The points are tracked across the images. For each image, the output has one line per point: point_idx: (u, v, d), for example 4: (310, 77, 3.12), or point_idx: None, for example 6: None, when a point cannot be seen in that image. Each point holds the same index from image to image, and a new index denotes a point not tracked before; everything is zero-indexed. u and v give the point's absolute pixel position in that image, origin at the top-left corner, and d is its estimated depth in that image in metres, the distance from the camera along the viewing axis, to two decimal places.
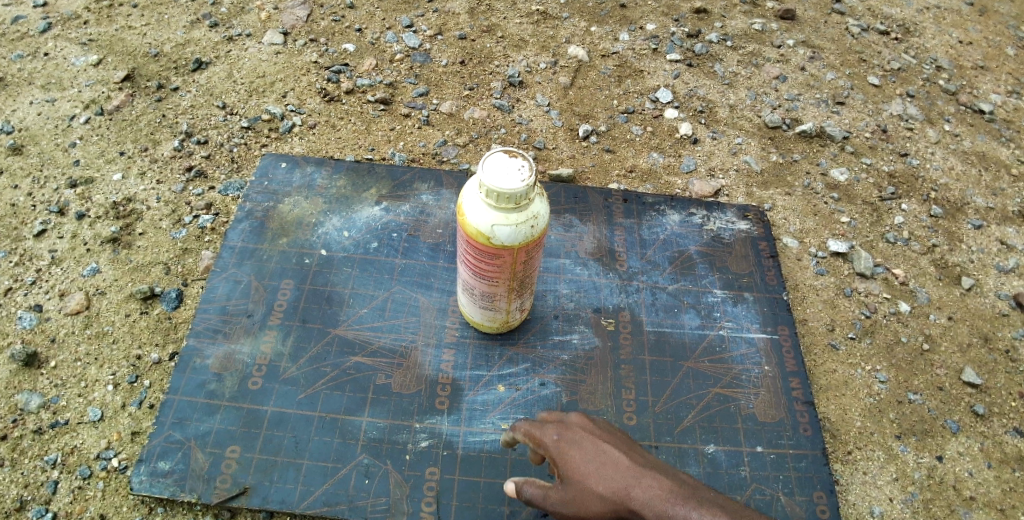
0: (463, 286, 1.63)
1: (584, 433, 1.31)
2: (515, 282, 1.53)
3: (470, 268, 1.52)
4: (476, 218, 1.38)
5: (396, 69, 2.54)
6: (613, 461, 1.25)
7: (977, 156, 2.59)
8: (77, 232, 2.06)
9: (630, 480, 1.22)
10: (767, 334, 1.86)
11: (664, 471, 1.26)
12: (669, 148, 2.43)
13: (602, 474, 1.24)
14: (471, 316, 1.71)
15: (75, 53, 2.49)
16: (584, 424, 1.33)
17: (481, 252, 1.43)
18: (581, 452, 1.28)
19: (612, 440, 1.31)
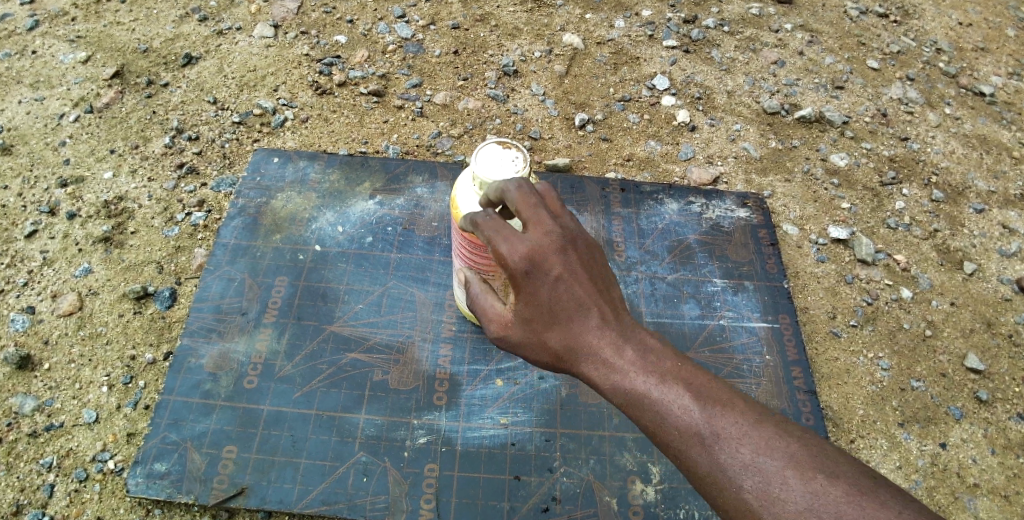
0: (460, 281, 1.61)
1: (555, 270, 1.13)
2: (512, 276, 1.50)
3: (465, 262, 1.48)
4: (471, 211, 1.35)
5: (388, 61, 2.50)
6: (578, 314, 1.14)
7: (978, 139, 2.56)
8: (69, 232, 2.04)
9: (591, 340, 1.13)
10: (768, 323, 1.84)
11: (631, 329, 1.15)
12: (667, 136, 2.40)
13: (562, 327, 1.14)
14: (468, 312, 1.69)
15: (63, 50, 2.45)
16: (557, 254, 1.14)
17: (476, 244, 1.40)
18: (546, 294, 1.13)
19: (585, 280, 1.14)
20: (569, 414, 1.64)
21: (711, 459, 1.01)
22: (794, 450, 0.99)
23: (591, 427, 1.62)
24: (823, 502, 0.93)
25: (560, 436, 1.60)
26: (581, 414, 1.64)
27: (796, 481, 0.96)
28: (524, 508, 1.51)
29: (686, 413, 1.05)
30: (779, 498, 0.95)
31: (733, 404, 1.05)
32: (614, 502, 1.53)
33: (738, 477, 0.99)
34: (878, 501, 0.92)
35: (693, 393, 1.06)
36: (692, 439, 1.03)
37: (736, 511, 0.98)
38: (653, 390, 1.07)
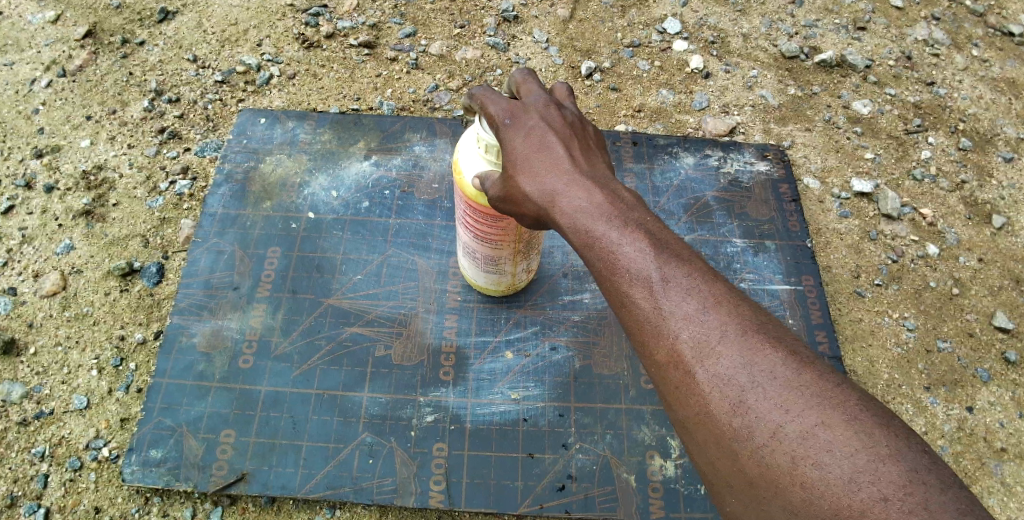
0: (463, 249, 1.50)
1: (528, 117, 1.09)
2: (526, 242, 1.40)
3: (470, 230, 1.38)
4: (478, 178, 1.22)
5: (379, 9, 2.33)
6: (544, 153, 1.04)
7: (1007, 83, 2.41)
8: (47, 207, 1.91)
9: (553, 176, 1.02)
10: (790, 286, 1.74)
11: (600, 175, 1.03)
12: (679, 84, 2.25)
13: (526, 168, 1.04)
14: (474, 280, 1.59)
15: (31, 9, 2.28)
16: (537, 105, 1.10)
17: (482, 213, 1.30)
18: (516, 136, 1.07)
19: (560, 126, 1.08)
20: (583, 387, 1.55)
21: (652, 305, 0.91)
22: (747, 310, 0.89)
23: (607, 400, 1.54)
24: (761, 363, 0.83)
25: (575, 411, 1.52)
26: (596, 387, 1.55)
27: (737, 338, 0.86)
28: (538, 488, 1.44)
29: (639, 257, 0.93)
30: (715, 351, 0.86)
31: (691, 258, 0.95)
32: (633, 479, 1.46)
33: (678, 325, 0.89)
34: (822, 374, 0.82)
35: (651, 239, 0.95)
36: (637, 281, 0.92)
37: (666, 362, 0.89)
38: (606, 229, 0.96)
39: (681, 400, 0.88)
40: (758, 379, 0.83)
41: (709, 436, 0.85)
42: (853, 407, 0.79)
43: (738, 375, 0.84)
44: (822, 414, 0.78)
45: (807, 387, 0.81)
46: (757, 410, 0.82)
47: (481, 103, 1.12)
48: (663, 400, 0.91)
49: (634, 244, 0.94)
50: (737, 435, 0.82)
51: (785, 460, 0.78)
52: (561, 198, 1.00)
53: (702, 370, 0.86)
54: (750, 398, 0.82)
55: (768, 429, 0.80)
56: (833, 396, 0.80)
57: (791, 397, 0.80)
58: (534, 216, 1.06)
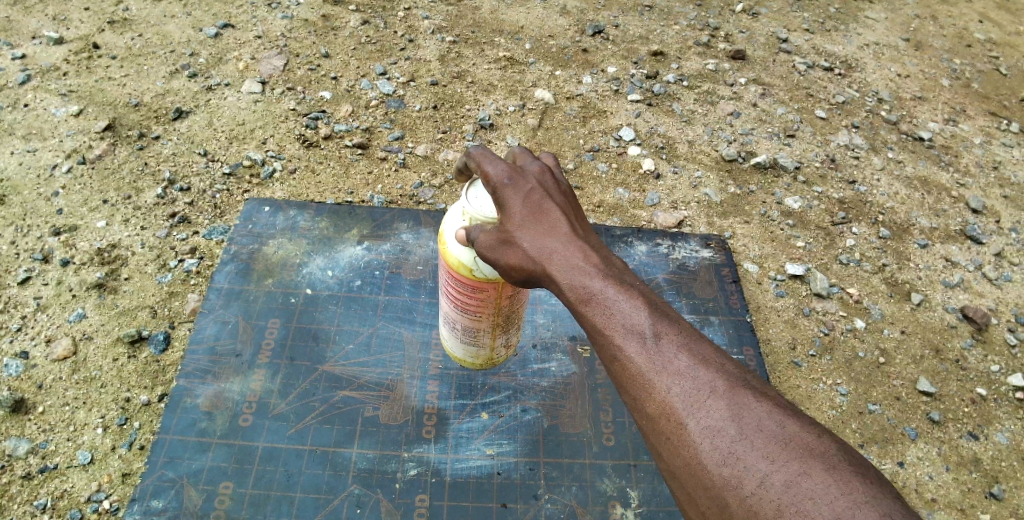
0: (446, 315, 1.69)
1: (530, 185, 1.27)
2: (503, 318, 1.62)
3: (454, 299, 1.58)
4: (459, 251, 1.45)
5: (372, 115, 2.65)
6: (547, 220, 1.22)
7: (919, 181, 2.82)
8: (62, 278, 2.10)
9: (554, 242, 1.20)
10: (733, 354, 1.98)
11: (595, 247, 1.22)
12: (633, 184, 2.56)
13: (530, 231, 1.22)
14: (454, 346, 1.77)
15: (55, 104, 2.55)
16: (535, 175, 1.29)
17: (465, 285, 1.51)
18: (518, 201, 1.25)
19: (558, 199, 1.27)
20: (551, 444, 1.73)
21: (648, 361, 1.07)
22: (731, 371, 1.07)
23: (572, 456, 1.72)
24: (747, 417, 1.00)
25: (544, 465, 1.70)
26: (563, 443, 1.74)
27: (724, 395, 1.03)
28: None
29: (637, 318, 1.11)
30: (705, 405, 1.02)
31: (680, 324, 1.13)
32: None
33: (671, 381, 1.05)
34: (803, 431, 0.99)
35: (646, 306, 1.13)
36: (635, 339, 1.09)
37: (660, 413, 1.04)
38: (607, 293, 1.14)
39: (673, 451, 1.02)
40: (745, 431, 0.99)
41: (700, 485, 0.99)
42: (831, 460, 0.95)
43: (727, 426, 1.00)
44: (804, 466, 0.94)
45: (789, 441, 0.97)
46: (745, 460, 0.96)
47: (484, 167, 1.29)
48: (655, 452, 1.05)
49: (631, 306, 1.12)
50: (727, 483, 0.96)
51: (772, 507, 0.92)
52: (564, 264, 1.18)
53: (694, 421, 1.01)
54: (740, 449, 0.97)
55: (756, 478, 0.95)
56: (812, 451, 0.96)
57: (775, 449, 0.96)
58: (535, 277, 1.22)
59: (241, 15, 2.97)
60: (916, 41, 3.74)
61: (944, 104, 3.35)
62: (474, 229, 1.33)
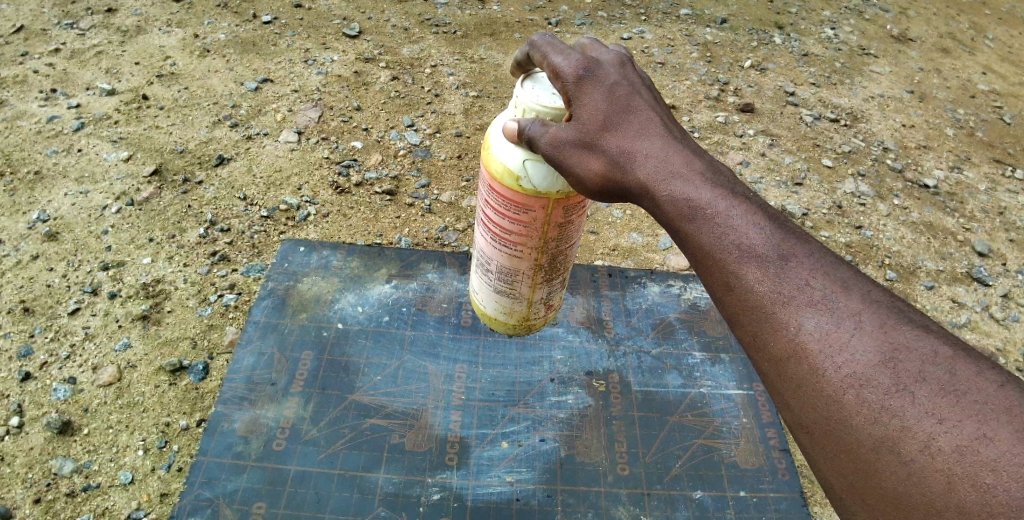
0: (483, 251, 1.54)
1: (608, 75, 1.14)
2: (547, 259, 1.48)
3: (495, 227, 1.44)
4: (505, 157, 1.32)
5: (399, 164, 2.82)
6: (638, 122, 1.12)
7: (924, 225, 2.93)
8: (110, 310, 2.25)
9: (647, 154, 1.10)
10: (743, 390, 2.06)
11: (693, 153, 1.13)
12: (647, 229, 2.65)
13: (612, 129, 1.12)
14: (488, 292, 1.63)
15: (107, 150, 2.76)
16: (615, 69, 1.16)
17: (511, 204, 1.36)
18: (602, 101, 1.12)
19: (646, 101, 1.15)
20: (568, 472, 1.82)
21: (772, 290, 0.99)
22: (878, 303, 0.97)
23: (588, 484, 1.80)
24: (904, 364, 0.90)
25: (560, 492, 1.78)
26: (579, 472, 1.82)
27: (872, 336, 0.93)
28: None
29: (754, 239, 1.02)
30: (850, 348, 0.93)
31: (811, 248, 1.03)
32: None
33: (800, 316, 0.97)
34: (976, 380, 0.88)
35: (764, 225, 1.04)
36: (755, 264, 1.01)
37: (791, 355, 0.97)
38: (716, 210, 1.05)
39: (809, 402, 0.95)
40: (901, 381, 0.89)
41: (842, 446, 0.92)
42: (1014, 415, 0.84)
43: (880, 375, 0.90)
44: (982, 427, 0.84)
45: (962, 398, 0.86)
46: (903, 415, 0.88)
47: (555, 61, 1.16)
48: (786, 397, 0.99)
49: (750, 229, 1.03)
50: (881, 446, 0.88)
51: (940, 481, 0.83)
52: (661, 176, 1.09)
53: (833, 366, 0.93)
54: (896, 404, 0.88)
55: (920, 439, 0.86)
56: (988, 404, 0.85)
57: (945, 408, 0.86)
58: (620, 185, 1.14)
59: (280, 70, 3.20)
60: (921, 92, 3.88)
61: (949, 152, 3.47)
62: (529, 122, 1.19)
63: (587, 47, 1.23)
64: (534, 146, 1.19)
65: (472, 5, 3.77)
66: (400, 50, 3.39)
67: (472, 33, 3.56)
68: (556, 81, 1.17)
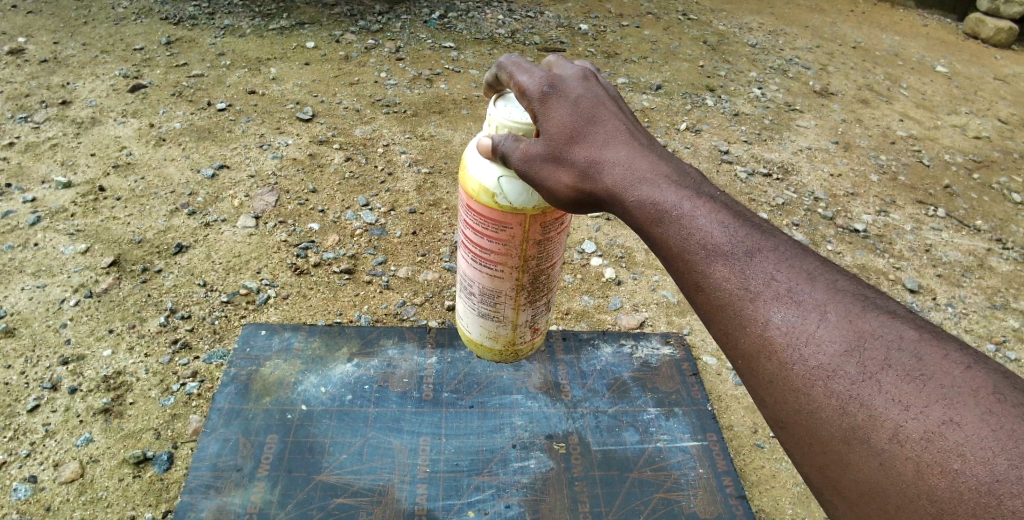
0: (470, 273, 1.71)
1: (573, 94, 1.31)
2: (526, 276, 1.65)
3: (479, 247, 1.61)
4: (481, 177, 1.49)
5: (356, 243, 2.91)
6: (603, 132, 1.27)
7: (858, 268, 3.16)
8: (70, 405, 2.24)
9: (614, 162, 1.25)
10: (698, 441, 2.15)
11: (663, 168, 1.25)
12: (597, 290, 2.78)
13: (582, 146, 1.27)
14: (477, 313, 1.79)
15: (63, 242, 2.78)
16: (577, 83, 1.33)
17: (492, 223, 1.54)
18: (567, 114, 1.29)
19: (609, 111, 1.32)
20: None
21: (741, 288, 1.11)
22: (842, 293, 1.08)
23: None
24: (869, 353, 1.01)
25: None
26: None
27: (836, 326, 1.04)
28: None
29: (721, 242, 1.15)
30: (818, 338, 1.04)
31: (776, 242, 1.15)
32: None
33: (768, 310, 1.08)
34: (942, 364, 0.97)
35: (730, 228, 1.16)
36: (723, 264, 1.13)
37: (763, 350, 1.08)
38: (686, 218, 1.18)
39: (784, 397, 1.06)
40: (868, 370, 1.00)
41: (818, 442, 1.03)
42: (978, 398, 0.93)
43: (846, 366, 1.01)
44: (949, 412, 0.93)
45: (926, 385, 0.96)
46: (871, 403, 0.98)
47: (520, 81, 1.34)
48: (762, 390, 1.10)
49: (719, 232, 1.16)
50: (855, 436, 0.98)
51: (910, 467, 0.93)
52: (632, 189, 1.23)
53: (804, 359, 1.04)
54: (864, 393, 0.99)
55: (889, 428, 0.96)
56: (953, 388, 0.95)
57: (910, 393, 0.96)
58: (595, 197, 1.28)
59: (235, 156, 3.30)
60: (845, 142, 4.18)
61: (875, 197, 3.72)
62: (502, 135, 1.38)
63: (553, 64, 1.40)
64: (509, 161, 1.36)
65: (420, 85, 3.98)
66: (353, 131, 3.54)
67: (422, 111, 3.75)
68: (523, 97, 1.34)
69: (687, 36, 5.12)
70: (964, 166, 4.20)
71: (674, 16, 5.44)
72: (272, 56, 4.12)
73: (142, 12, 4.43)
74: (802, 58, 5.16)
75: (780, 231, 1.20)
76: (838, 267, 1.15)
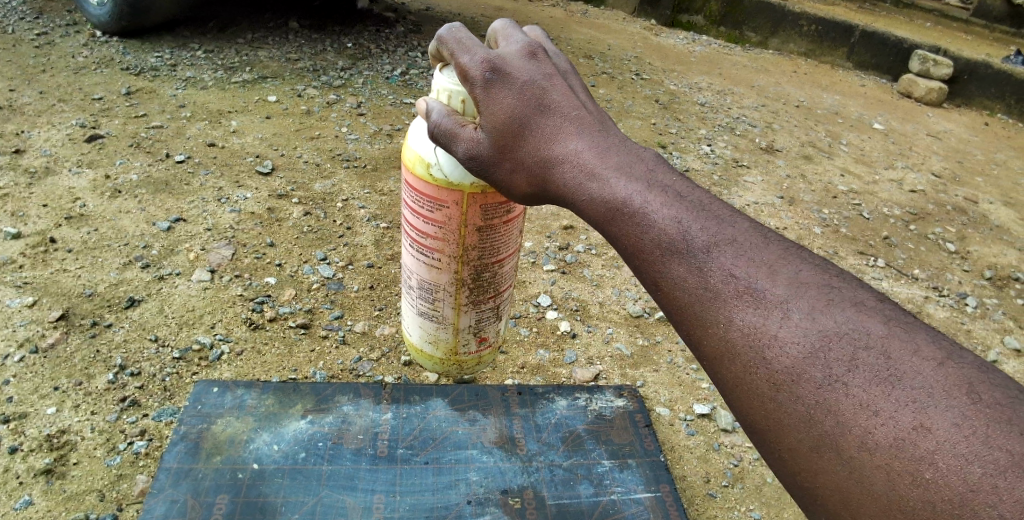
0: (411, 260, 1.79)
1: (518, 85, 1.34)
2: (466, 269, 1.73)
3: (419, 230, 1.70)
4: (420, 148, 1.59)
5: (313, 297, 2.92)
6: (552, 129, 1.31)
7: None
8: (9, 466, 2.16)
9: (565, 160, 1.29)
10: (651, 493, 2.18)
11: (621, 164, 1.27)
12: (552, 343, 2.83)
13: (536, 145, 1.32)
14: (419, 310, 1.87)
15: (10, 295, 2.72)
16: (523, 71, 1.36)
17: (429, 198, 1.61)
18: (515, 108, 1.33)
19: (561, 103, 1.34)
20: None
21: (699, 283, 1.13)
22: (804, 285, 1.08)
23: None
24: (834, 354, 1.01)
25: None
26: None
27: (798, 320, 1.05)
28: None
29: (677, 237, 1.17)
30: (780, 337, 1.05)
31: (735, 233, 1.15)
32: None
33: (728, 306, 1.10)
34: (912, 363, 0.97)
35: (685, 222, 1.17)
36: (679, 260, 1.15)
37: (726, 351, 1.10)
38: (640, 214, 1.21)
39: (752, 403, 1.08)
40: (834, 374, 1.00)
41: (790, 448, 1.03)
42: (953, 399, 0.94)
43: (811, 370, 1.02)
44: (919, 417, 0.93)
45: (895, 388, 0.96)
46: (839, 409, 0.98)
47: (463, 67, 1.38)
48: (731, 395, 1.11)
49: (676, 229, 1.17)
50: (826, 443, 0.99)
51: (881, 474, 0.94)
52: (588, 188, 1.26)
53: (770, 359, 1.05)
54: (831, 397, 0.99)
55: (860, 435, 0.96)
56: (926, 390, 0.95)
57: (879, 396, 0.96)
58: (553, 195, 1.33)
59: (193, 209, 3.29)
60: (789, 197, 4.38)
61: (819, 249, 3.90)
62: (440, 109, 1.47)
63: (502, 40, 1.45)
64: (459, 151, 1.44)
65: (381, 140, 4.07)
66: (313, 186, 3.57)
67: (381, 167, 3.83)
68: (469, 84, 1.38)
69: (640, 95, 5.36)
70: (901, 218, 4.44)
71: (628, 76, 5.70)
72: (233, 108, 4.16)
73: (103, 62, 4.44)
74: (748, 116, 5.44)
75: (742, 219, 1.20)
76: (803, 254, 1.14)
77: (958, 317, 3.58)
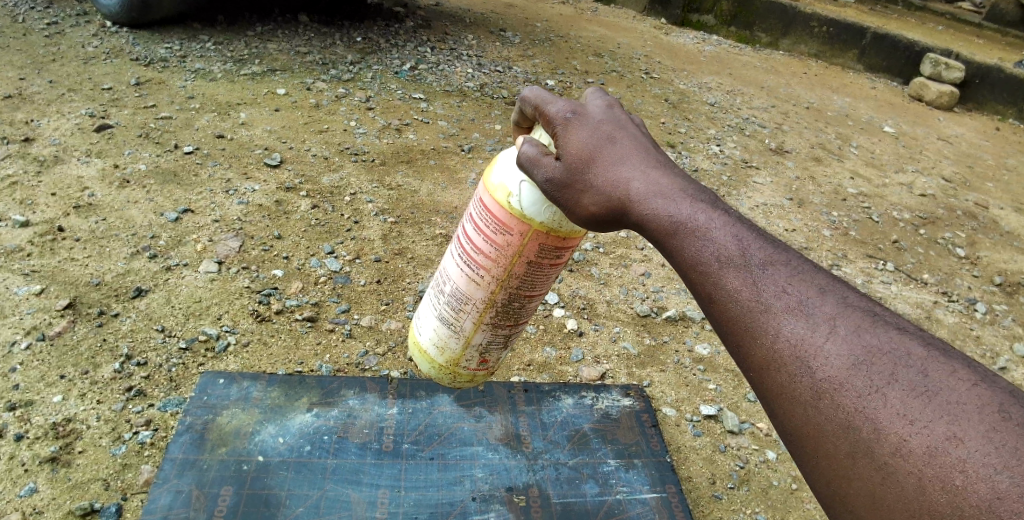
0: (453, 269, 1.76)
1: (591, 120, 1.38)
2: (501, 293, 1.69)
3: (473, 244, 1.68)
4: (507, 175, 1.60)
5: (320, 290, 2.91)
6: (621, 152, 1.32)
7: None
8: (15, 453, 2.15)
9: (631, 179, 1.28)
10: (657, 493, 2.16)
11: (687, 188, 1.27)
12: (559, 341, 2.81)
13: (604, 164, 1.32)
14: (442, 322, 1.82)
15: (18, 283, 2.72)
16: (600, 110, 1.41)
17: (497, 221, 1.61)
18: (588, 137, 1.35)
19: (629, 135, 1.37)
20: None
21: (755, 301, 1.11)
22: (852, 307, 1.07)
23: None
24: (875, 368, 0.99)
25: None
26: None
27: (849, 337, 1.03)
28: None
29: (744, 258, 1.15)
30: (826, 351, 1.03)
31: (794, 258, 1.15)
32: None
33: (782, 321, 1.08)
34: (948, 380, 0.96)
35: (753, 245, 1.16)
36: (744, 278, 1.13)
37: (773, 362, 1.07)
38: (708, 232, 1.19)
39: (790, 410, 1.05)
40: (875, 384, 0.98)
41: (824, 453, 1.01)
42: (984, 415, 0.92)
43: (852, 379, 1.00)
44: (952, 428, 0.92)
45: (932, 400, 0.94)
46: (876, 417, 0.96)
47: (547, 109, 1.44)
48: (770, 403, 1.09)
49: (736, 246, 1.16)
50: (860, 450, 0.97)
51: (913, 480, 0.92)
52: (653, 203, 1.24)
53: (815, 371, 1.03)
54: (870, 407, 0.97)
55: (893, 442, 0.94)
56: (959, 405, 0.93)
57: (916, 408, 0.94)
58: (616, 214, 1.30)
59: (201, 201, 3.28)
60: (799, 199, 4.35)
61: (828, 252, 3.87)
62: (525, 143, 1.44)
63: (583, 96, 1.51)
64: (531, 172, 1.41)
65: (389, 134, 4.06)
66: (320, 180, 3.56)
67: (390, 161, 3.82)
68: (549, 124, 1.43)
69: (650, 94, 5.34)
70: (911, 222, 4.41)
71: (637, 74, 5.67)
72: (242, 100, 4.15)
73: (113, 52, 4.44)
74: (758, 117, 5.40)
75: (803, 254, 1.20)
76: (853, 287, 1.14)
77: (968, 323, 3.55)
